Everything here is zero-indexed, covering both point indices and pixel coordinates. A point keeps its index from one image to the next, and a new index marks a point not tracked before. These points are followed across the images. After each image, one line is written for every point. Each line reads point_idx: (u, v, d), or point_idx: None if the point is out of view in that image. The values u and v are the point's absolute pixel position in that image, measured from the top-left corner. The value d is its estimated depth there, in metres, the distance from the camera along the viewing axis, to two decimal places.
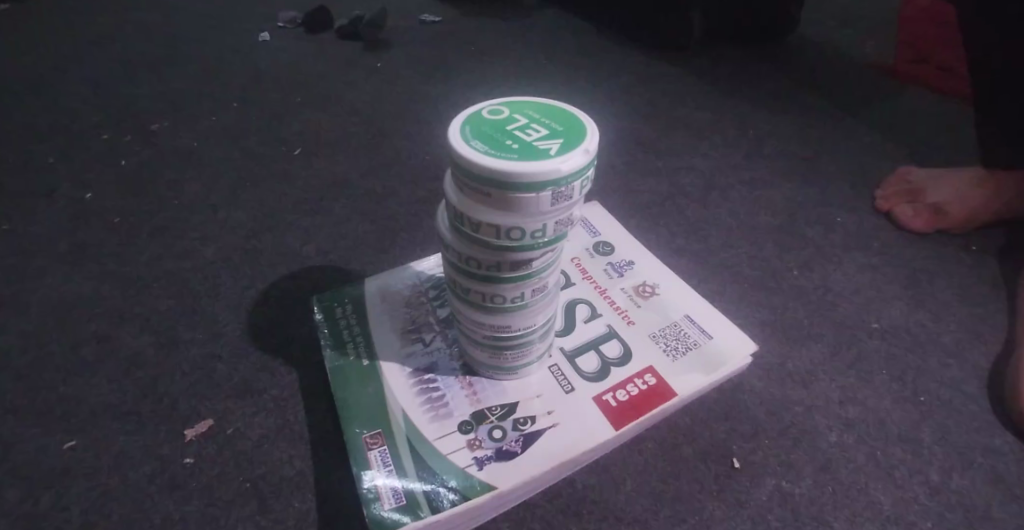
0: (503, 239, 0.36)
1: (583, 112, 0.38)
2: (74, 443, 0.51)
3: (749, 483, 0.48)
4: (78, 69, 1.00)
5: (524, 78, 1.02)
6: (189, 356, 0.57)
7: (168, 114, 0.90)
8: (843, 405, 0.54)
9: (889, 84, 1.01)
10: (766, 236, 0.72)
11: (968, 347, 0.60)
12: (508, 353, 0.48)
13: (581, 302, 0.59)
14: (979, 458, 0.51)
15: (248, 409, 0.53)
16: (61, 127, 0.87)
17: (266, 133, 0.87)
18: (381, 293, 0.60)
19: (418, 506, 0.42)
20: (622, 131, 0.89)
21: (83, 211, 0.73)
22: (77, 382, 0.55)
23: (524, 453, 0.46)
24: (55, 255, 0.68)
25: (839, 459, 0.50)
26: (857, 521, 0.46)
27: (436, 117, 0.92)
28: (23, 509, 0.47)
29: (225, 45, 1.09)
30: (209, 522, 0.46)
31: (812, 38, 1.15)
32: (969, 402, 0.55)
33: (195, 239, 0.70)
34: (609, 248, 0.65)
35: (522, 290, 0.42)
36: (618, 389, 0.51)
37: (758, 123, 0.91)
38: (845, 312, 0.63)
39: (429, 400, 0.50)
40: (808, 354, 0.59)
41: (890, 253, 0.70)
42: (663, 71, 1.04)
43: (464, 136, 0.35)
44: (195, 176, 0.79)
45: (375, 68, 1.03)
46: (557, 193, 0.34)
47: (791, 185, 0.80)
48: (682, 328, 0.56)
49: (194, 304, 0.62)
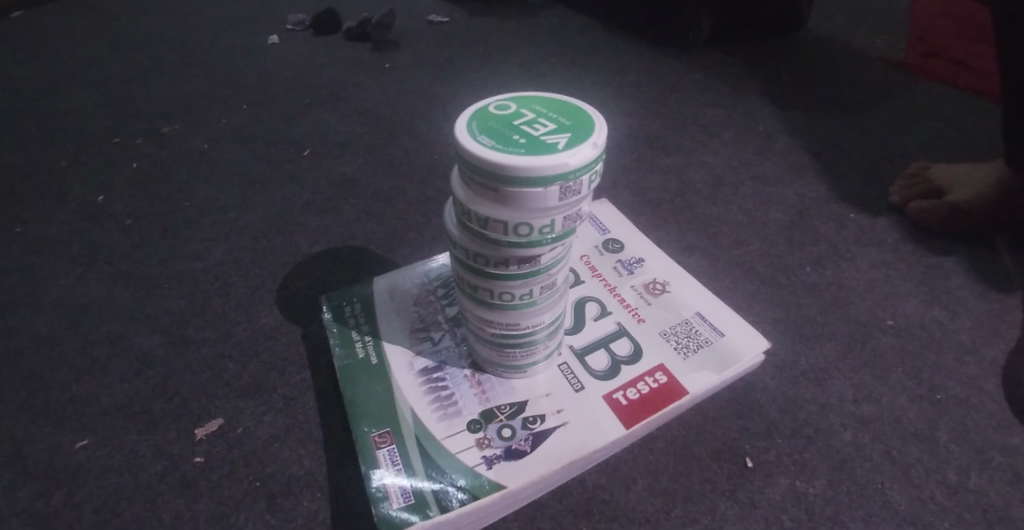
0: (510, 235, 0.36)
1: (591, 107, 0.38)
2: (86, 442, 0.51)
3: (762, 482, 0.48)
4: (91, 73, 1.01)
5: (532, 76, 1.02)
6: (199, 356, 0.57)
7: (179, 116, 0.91)
8: (858, 403, 0.53)
9: (902, 77, 0.99)
10: (778, 234, 0.71)
11: (986, 343, 0.59)
12: (516, 351, 0.47)
13: (590, 300, 0.59)
14: (998, 457, 0.50)
15: (258, 409, 0.53)
16: (74, 130, 0.88)
17: (276, 134, 0.87)
18: (390, 292, 0.59)
19: (426, 505, 0.42)
20: (630, 129, 0.88)
21: (95, 212, 0.74)
22: (90, 382, 0.56)
23: (533, 452, 0.46)
24: (68, 256, 0.68)
25: (853, 458, 0.50)
26: (872, 522, 0.46)
27: (443, 116, 0.92)
28: (35, 507, 0.47)
29: (235, 48, 1.09)
30: (219, 522, 0.46)
31: (824, 33, 1.14)
32: (986, 400, 0.54)
33: (205, 239, 0.70)
34: (618, 245, 0.65)
35: (530, 287, 0.41)
36: (629, 387, 0.50)
37: (768, 119, 0.90)
38: (859, 309, 0.62)
39: (438, 399, 0.50)
40: (822, 352, 0.58)
41: (904, 249, 0.69)
42: (671, 68, 1.03)
43: (470, 130, 0.35)
44: (206, 177, 0.79)
45: (383, 69, 1.03)
46: (565, 187, 0.33)
47: (803, 181, 0.79)
48: (693, 326, 0.55)
49: (204, 305, 0.62)
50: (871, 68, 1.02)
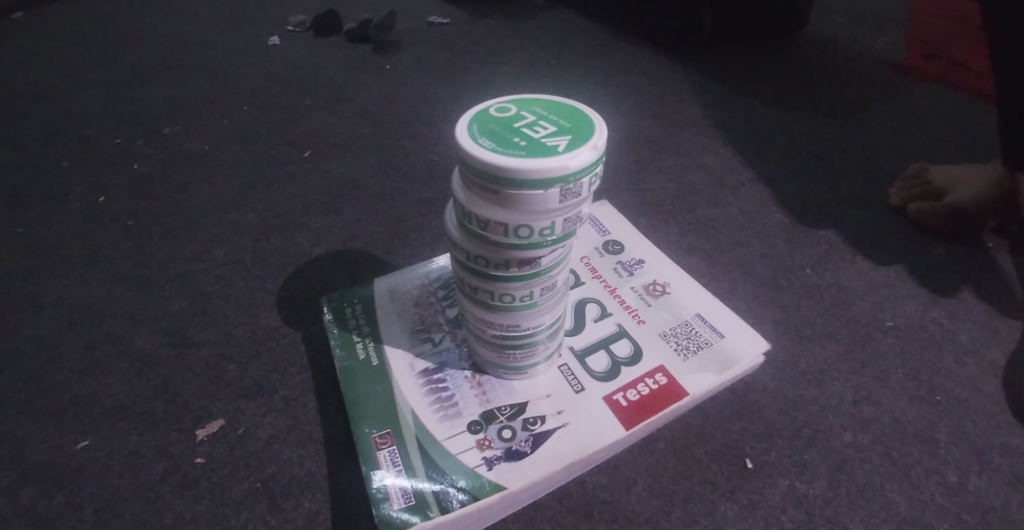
0: (511, 237, 0.36)
1: (591, 109, 0.38)
2: (87, 443, 0.51)
3: (761, 483, 0.48)
4: (93, 74, 1.02)
5: (532, 78, 1.02)
6: (200, 356, 0.58)
7: (180, 117, 0.91)
8: (857, 404, 0.54)
9: (902, 78, 1.00)
10: (778, 235, 0.71)
11: (986, 345, 0.59)
12: (517, 352, 0.47)
13: (591, 302, 0.59)
14: (997, 458, 0.50)
15: (259, 410, 0.53)
16: (75, 131, 0.88)
17: (277, 135, 0.88)
18: (391, 293, 0.60)
19: (427, 506, 0.42)
20: (631, 131, 0.88)
21: (97, 214, 0.74)
22: (91, 383, 0.56)
23: (534, 453, 0.46)
24: (69, 257, 0.68)
25: (853, 459, 0.50)
26: (872, 523, 0.46)
27: (444, 117, 0.92)
28: (36, 508, 0.47)
29: (237, 50, 1.10)
30: (220, 523, 0.46)
31: (824, 34, 1.14)
32: (986, 402, 0.54)
33: (206, 240, 0.70)
34: (619, 247, 0.65)
35: (531, 289, 0.41)
36: (629, 388, 0.50)
37: (768, 120, 0.91)
38: (859, 310, 0.62)
39: (438, 400, 0.50)
40: (821, 353, 0.58)
41: (903, 250, 0.69)
42: (672, 69, 1.04)
43: (470, 132, 0.35)
44: (207, 178, 0.79)
45: (384, 70, 1.03)
46: (565, 189, 0.33)
47: (802, 182, 0.79)
48: (692, 327, 0.56)
49: (205, 306, 0.63)
50: (871, 69, 1.02)
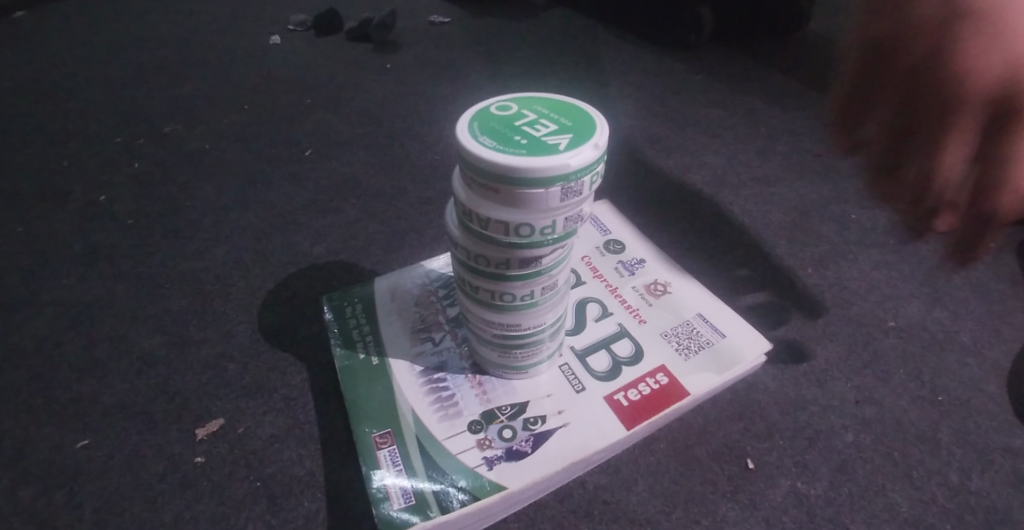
0: (512, 236, 0.36)
1: (592, 107, 0.38)
2: (86, 442, 0.51)
3: (762, 483, 0.48)
4: (93, 73, 1.02)
5: (533, 77, 1.02)
6: (200, 356, 0.58)
7: (181, 116, 0.91)
8: (859, 404, 0.53)
9: None
10: (779, 235, 0.71)
11: (988, 345, 0.58)
12: (518, 352, 0.47)
13: (591, 301, 0.59)
14: (999, 459, 0.50)
15: (259, 409, 0.53)
16: (75, 130, 0.88)
17: (277, 134, 0.87)
18: (391, 292, 0.59)
19: (427, 505, 0.42)
20: (632, 130, 0.88)
21: (97, 213, 0.74)
22: (92, 382, 0.56)
23: (534, 453, 0.46)
24: (69, 256, 0.68)
25: (854, 459, 0.50)
26: (873, 523, 0.46)
27: (445, 116, 0.92)
28: (36, 507, 0.47)
29: (238, 49, 1.09)
30: (220, 522, 0.46)
31: (826, 33, 1.14)
32: (987, 402, 0.54)
33: (206, 239, 0.70)
34: (619, 246, 0.65)
35: (532, 288, 0.41)
36: (630, 388, 0.50)
37: (769, 120, 0.90)
38: (860, 310, 0.62)
39: (439, 400, 0.50)
40: (823, 353, 0.58)
41: (905, 250, 0.69)
42: (673, 69, 1.03)
43: (471, 131, 0.35)
44: (207, 178, 0.79)
45: (385, 69, 1.03)
46: (566, 188, 0.33)
47: (804, 182, 0.79)
48: (694, 327, 0.55)
49: (206, 305, 0.62)
50: None
